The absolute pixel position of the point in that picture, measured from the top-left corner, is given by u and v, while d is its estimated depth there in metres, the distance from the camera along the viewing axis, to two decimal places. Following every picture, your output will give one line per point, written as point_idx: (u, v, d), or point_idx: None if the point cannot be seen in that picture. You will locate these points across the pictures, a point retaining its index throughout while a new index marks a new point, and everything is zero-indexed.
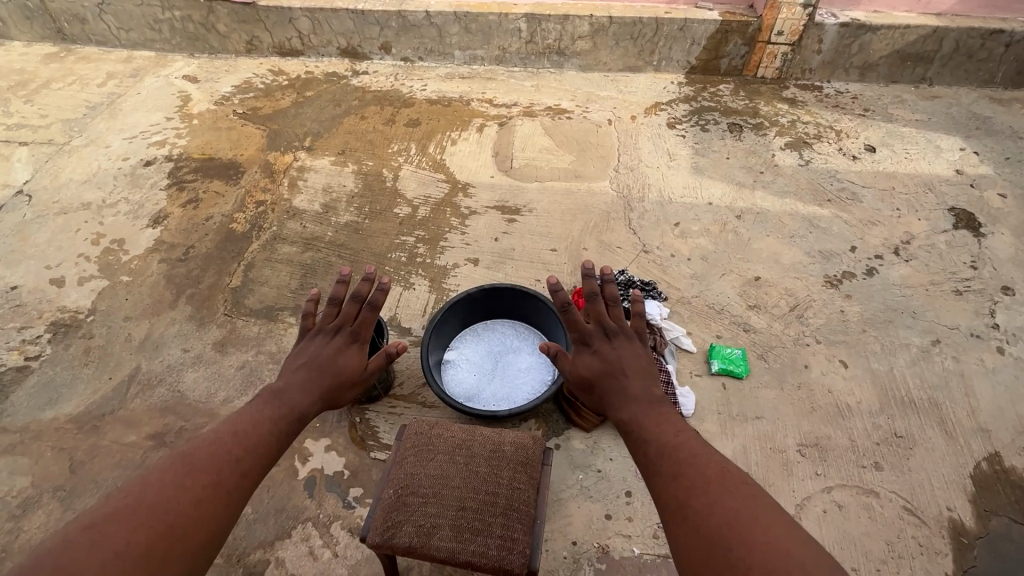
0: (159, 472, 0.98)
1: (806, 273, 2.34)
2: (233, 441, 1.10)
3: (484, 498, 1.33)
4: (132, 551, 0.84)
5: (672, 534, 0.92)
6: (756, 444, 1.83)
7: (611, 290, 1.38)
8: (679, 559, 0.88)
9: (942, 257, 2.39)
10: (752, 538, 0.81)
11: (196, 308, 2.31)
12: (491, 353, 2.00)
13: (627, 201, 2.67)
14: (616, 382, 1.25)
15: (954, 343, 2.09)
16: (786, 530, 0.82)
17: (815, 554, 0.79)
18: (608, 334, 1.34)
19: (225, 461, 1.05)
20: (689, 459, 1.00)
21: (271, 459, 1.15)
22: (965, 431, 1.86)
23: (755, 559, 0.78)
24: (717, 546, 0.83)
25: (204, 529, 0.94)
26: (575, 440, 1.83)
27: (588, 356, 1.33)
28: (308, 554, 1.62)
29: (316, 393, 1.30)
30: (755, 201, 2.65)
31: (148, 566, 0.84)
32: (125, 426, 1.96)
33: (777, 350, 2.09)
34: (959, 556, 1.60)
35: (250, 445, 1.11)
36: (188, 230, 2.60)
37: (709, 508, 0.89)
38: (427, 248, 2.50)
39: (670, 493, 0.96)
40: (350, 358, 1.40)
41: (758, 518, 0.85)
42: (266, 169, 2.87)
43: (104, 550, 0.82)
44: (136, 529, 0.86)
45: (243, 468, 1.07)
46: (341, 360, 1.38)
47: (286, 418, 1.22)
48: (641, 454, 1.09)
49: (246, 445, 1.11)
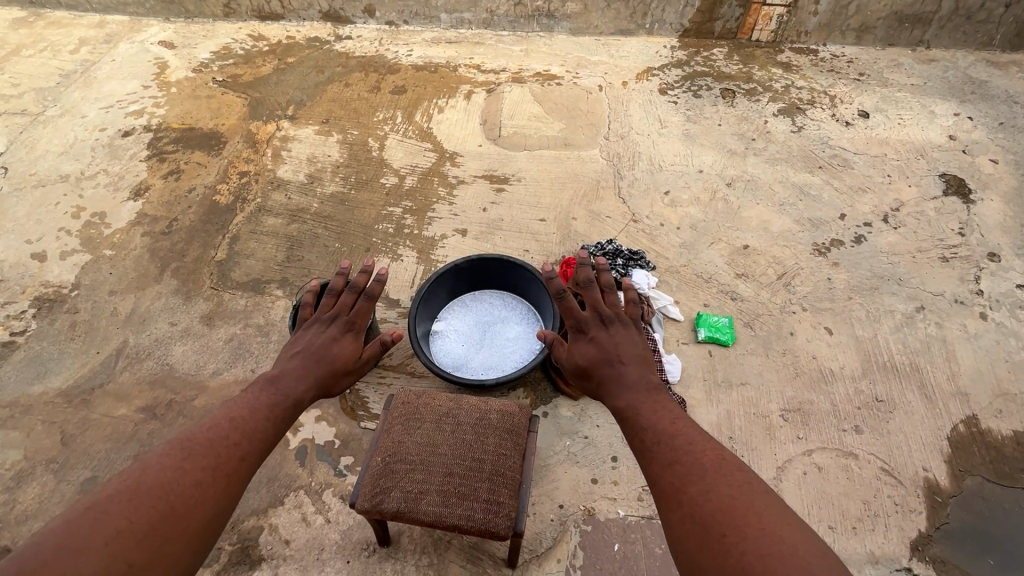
0: (157, 456, 0.96)
1: (795, 241, 2.34)
2: (230, 425, 1.08)
3: (470, 464, 1.34)
4: (135, 530, 0.83)
5: (667, 520, 0.92)
6: (740, 409, 1.87)
7: (605, 279, 1.40)
8: (674, 544, 0.88)
9: (930, 224, 2.39)
10: (747, 525, 0.82)
11: (182, 282, 2.29)
12: (479, 323, 2.00)
13: (617, 169, 2.64)
14: (612, 370, 1.24)
15: (939, 309, 2.11)
16: (779, 517, 0.83)
17: (809, 540, 0.79)
18: (604, 321, 1.34)
19: (223, 446, 1.03)
20: (687, 448, 1.00)
21: (268, 444, 1.13)
22: (944, 395, 1.90)
23: (749, 545, 0.78)
24: (711, 533, 0.83)
25: (206, 509, 0.93)
26: (562, 407, 1.86)
27: (583, 344, 1.32)
28: (301, 520, 1.66)
29: (310, 381, 1.28)
30: (746, 168, 2.63)
31: (153, 545, 0.84)
32: (115, 399, 1.97)
33: (764, 317, 2.11)
34: (931, 514, 1.65)
35: (247, 431, 1.09)
36: (170, 202, 2.55)
37: (704, 495, 0.89)
38: (414, 219, 2.47)
39: (665, 479, 0.96)
40: (344, 347, 1.38)
41: (755, 506, 0.85)
42: (249, 139, 2.81)
43: (106, 529, 0.81)
44: (138, 510, 0.85)
45: (241, 451, 1.05)
46: (335, 349, 1.36)
47: (282, 402, 1.20)
48: (637, 441, 1.07)
49: (243, 430, 1.09)
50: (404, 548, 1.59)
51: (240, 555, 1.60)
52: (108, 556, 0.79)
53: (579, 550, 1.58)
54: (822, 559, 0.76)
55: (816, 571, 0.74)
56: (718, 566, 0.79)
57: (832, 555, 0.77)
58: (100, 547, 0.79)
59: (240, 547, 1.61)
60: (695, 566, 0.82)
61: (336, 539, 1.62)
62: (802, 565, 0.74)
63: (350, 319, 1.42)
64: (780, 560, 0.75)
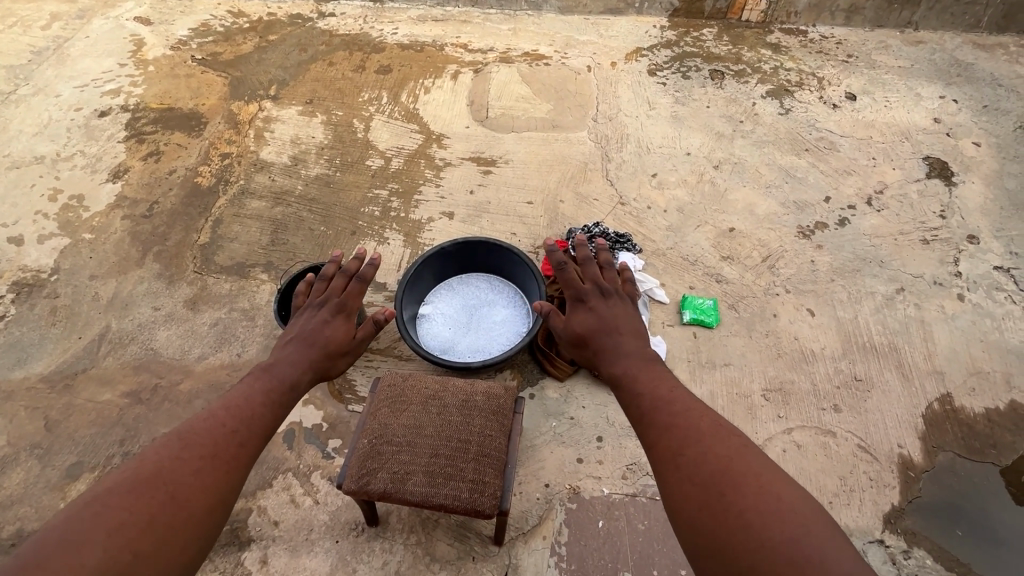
0: (155, 448, 0.95)
1: (780, 224, 2.36)
2: (226, 413, 1.07)
3: (456, 446, 1.36)
4: (136, 520, 0.83)
5: (665, 482, 0.94)
6: (722, 390, 1.90)
7: (605, 258, 1.49)
8: (671, 507, 0.90)
9: (912, 206, 2.42)
10: (744, 485, 0.84)
11: (164, 266, 2.26)
12: (466, 306, 2.01)
13: (605, 152, 2.63)
14: (609, 339, 1.26)
15: (918, 291, 2.15)
16: (774, 477, 0.85)
17: (802, 498, 0.82)
18: (603, 293, 1.37)
19: (220, 433, 1.02)
20: (683, 414, 1.01)
21: (268, 429, 1.12)
22: (921, 373, 1.94)
23: (747, 504, 0.81)
24: (709, 494, 0.85)
25: (208, 497, 0.93)
26: (549, 389, 1.88)
27: (581, 313, 1.34)
28: (289, 502, 1.67)
29: (306, 364, 1.28)
30: (733, 151, 2.63)
31: (156, 535, 0.83)
32: (99, 384, 1.95)
33: (748, 299, 2.13)
34: (905, 488, 1.69)
35: (245, 417, 1.09)
36: (151, 184, 2.50)
37: (698, 457, 0.91)
38: (401, 202, 2.45)
39: (661, 443, 0.98)
40: (337, 328, 1.39)
41: (749, 468, 0.87)
42: (231, 119, 2.75)
43: (106, 521, 0.81)
44: (138, 501, 0.85)
45: (239, 439, 1.05)
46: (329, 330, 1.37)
47: (280, 389, 1.20)
48: (634, 407, 1.09)
49: (240, 417, 1.08)
50: (392, 528, 1.61)
51: (228, 537, 1.61)
52: (111, 546, 0.79)
53: (564, 528, 1.61)
54: (815, 516, 0.79)
55: (809, 527, 0.77)
56: (716, 524, 0.81)
57: (821, 509, 0.80)
58: (101, 539, 0.79)
59: (229, 528, 1.63)
60: (690, 524, 0.85)
61: (324, 520, 1.64)
62: (797, 521, 0.77)
63: (343, 301, 1.43)
64: (776, 519, 0.78)
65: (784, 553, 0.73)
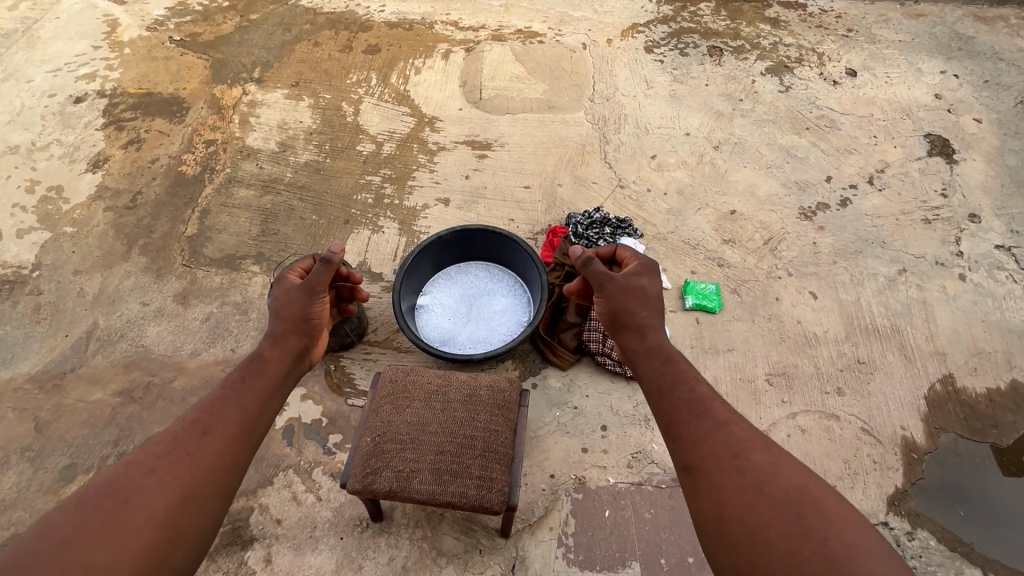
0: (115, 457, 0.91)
1: (782, 205, 2.32)
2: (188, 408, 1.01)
3: (462, 442, 1.33)
4: (84, 530, 0.78)
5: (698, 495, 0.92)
6: (726, 375, 1.89)
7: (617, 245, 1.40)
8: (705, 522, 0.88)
9: (914, 185, 2.39)
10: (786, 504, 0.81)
11: (151, 259, 2.18)
12: (466, 296, 1.96)
13: (603, 133, 2.56)
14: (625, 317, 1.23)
15: (920, 272, 2.14)
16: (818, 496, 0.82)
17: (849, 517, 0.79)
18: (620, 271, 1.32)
19: (179, 427, 0.96)
20: (716, 416, 0.99)
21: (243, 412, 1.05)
22: (923, 355, 1.94)
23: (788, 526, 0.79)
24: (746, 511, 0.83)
25: (166, 494, 0.87)
26: (551, 378, 1.85)
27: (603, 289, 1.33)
28: (291, 500, 1.65)
29: (274, 345, 1.17)
30: (733, 130, 2.58)
31: (107, 542, 0.78)
32: (89, 383, 1.90)
33: (750, 283, 2.11)
34: (908, 470, 1.69)
35: (208, 407, 1.01)
36: (133, 174, 2.41)
37: (733, 467, 0.90)
38: (394, 188, 2.38)
39: (690, 445, 0.96)
40: (303, 306, 1.23)
41: (789, 482, 0.85)
42: (214, 104, 2.64)
43: (54, 536, 0.77)
44: (86, 511, 0.80)
45: (202, 428, 0.98)
46: (294, 307, 1.23)
47: (247, 369, 1.11)
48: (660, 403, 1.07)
49: (203, 407, 1.01)
50: (397, 523, 1.59)
51: (230, 537, 1.59)
52: (57, 562, 0.74)
53: (571, 518, 1.60)
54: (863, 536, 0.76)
55: (855, 548, 0.74)
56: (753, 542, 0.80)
57: (868, 527, 0.77)
58: (47, 555, 0.74)
59: (230, 528, 1.60)
60: (722, 538, 0.84)
61: (328, 517, 1.62)
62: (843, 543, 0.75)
63: (310, 279, 1.25)
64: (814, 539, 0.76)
65: (822, 573, 0.72)
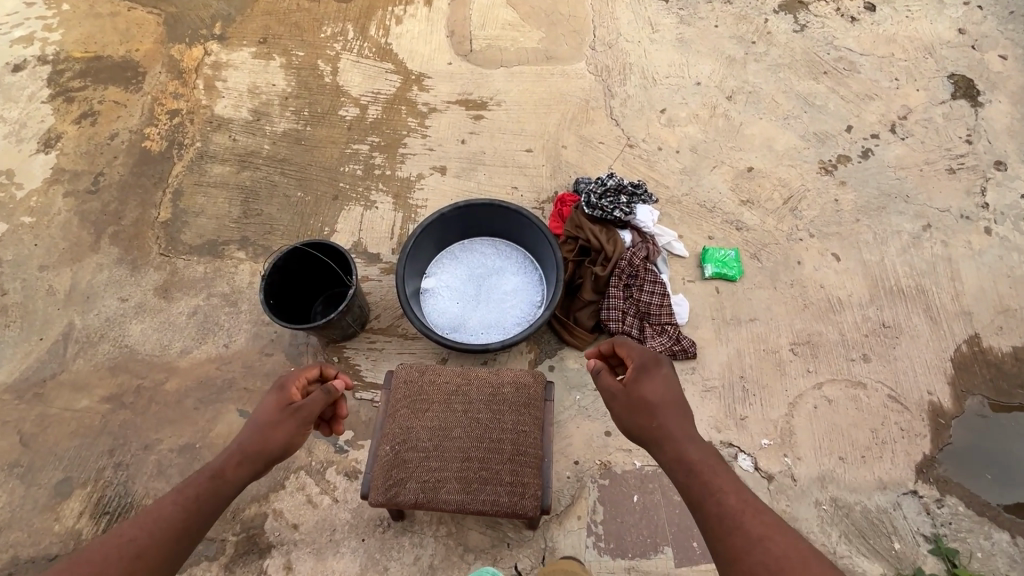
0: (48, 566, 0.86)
1: (801, 160, 2.18)
2: (137, 517, 0.93)
3: (488, 447, 1.25)
4: None
5: None
6: (750, 347, 1.81)
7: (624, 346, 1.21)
8: None
9: (938, 132, 2.25)
10: None
11: (124, 249, 1.99)
12: (473, 277, 1.83)
13: (607, 86, 2.35)
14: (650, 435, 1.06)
15: (945, 227, 2.04)
16: None
17: None
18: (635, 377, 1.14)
19: (116, 543, 0.89)
20: (751, 530, 0.87)
21: (185, 531, 0.96)
22: (949, 315, 1.88)
23: None
24: None
25: None
26: (569, 360, 1.76)
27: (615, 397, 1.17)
28: (306, 503, 1.57)
29: (239, 468, 1.05)
30: (747, 77, 2.38)
31: None
32: (73, 390, 1.76)
33: (771, 246, 2.00)
34: (936, 436, 1.67)
35: (154, 521, 0.94)
36: (92, 153, 2.17)
37: None
38: (384, 157, 2.18)
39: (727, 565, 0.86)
40: (288, 434, 1.11)
41: None
42: (173, 68, 2.35)
43: None
44: None
45: (137, 551, 0.90)
46: (276, 436, 1.09)
47: (204, 487, 1.00)
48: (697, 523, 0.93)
49: (150, 519, 0.94)
50: (420, 521, 1.54)
51: (246, 545, 1.52)
52: None
53: (599, 506, 1.56)
54: None
55: None
56: None
57: None
58: None
59: (245, 536, 1.53)
60: None
61: (347, 519, 1.55)
62: None
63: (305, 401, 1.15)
64: None
65: None
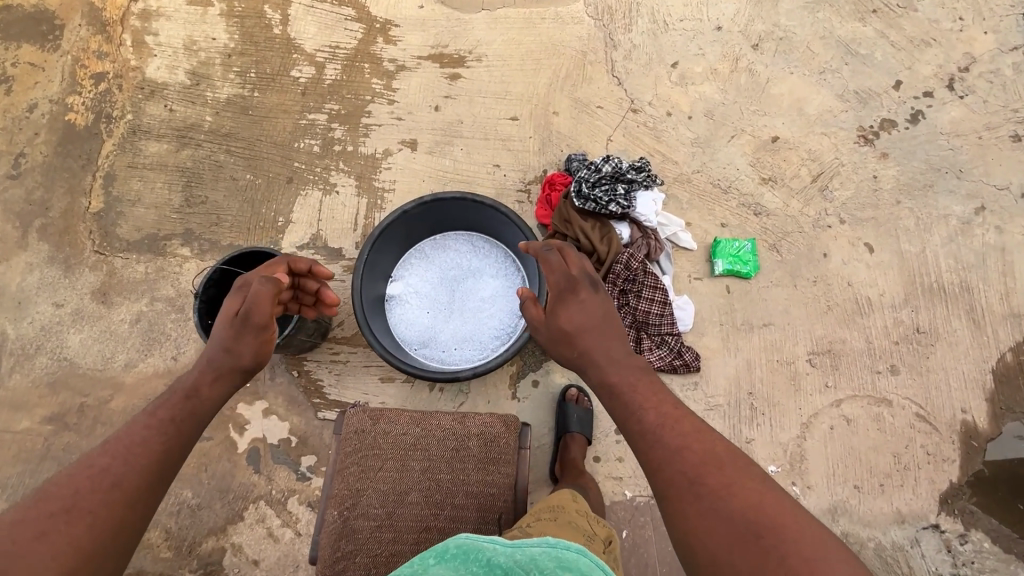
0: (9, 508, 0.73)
1: (836, 126, 1.84)
2: (108, 445, 0.81)
3: (451, 511, 1.12)
4: None
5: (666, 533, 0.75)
6: (762, 357, 1.60)
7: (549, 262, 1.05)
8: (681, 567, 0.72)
9: (1006, 88, 1.87)
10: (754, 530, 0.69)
11: (55, 246, 1.76)
12: (446, 280, 1.59)
13: (608, 33, 1.95)
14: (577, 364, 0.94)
15: (1001, 210, 1.74)
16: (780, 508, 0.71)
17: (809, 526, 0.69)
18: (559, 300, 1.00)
19: (86, 473, 0.77)
20: (669, 441, 0.80)
21: (168, 457, 0.83)
22: (995, 318, 1.63)
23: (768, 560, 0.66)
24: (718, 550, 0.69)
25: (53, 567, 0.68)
26: (555, 374, 1.56)
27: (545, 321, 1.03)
28: (267, 536, 1.46)
29: (215, 384, 0.95)
30: (780, 18, 1.96)
31: None
32: (13, 409, 1.61)
33: (793, 235, 1.72)
34: (965, 462, 1.50)
35: (127, 447, 0.81)
36: (9, 129, 1.88)
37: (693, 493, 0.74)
38: (345, 129, 1.87)
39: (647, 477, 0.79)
40: (252, 347, 0.98)
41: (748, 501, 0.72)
42: (92, 17, 1.97)
43: None
44: None
45: (115, 479, 0.77)
46: (242, 350, 0.97)
47: (179, 409, 0.88)
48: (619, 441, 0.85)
49: (122, 447, 0.81)
50: None
51: None
52: None
53: None
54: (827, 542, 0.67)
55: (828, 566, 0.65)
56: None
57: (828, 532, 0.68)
58: None
59: (205, 572, 1.44)
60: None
61: None
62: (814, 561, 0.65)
63: (246, 307, 0.98)
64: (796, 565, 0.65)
65: None
